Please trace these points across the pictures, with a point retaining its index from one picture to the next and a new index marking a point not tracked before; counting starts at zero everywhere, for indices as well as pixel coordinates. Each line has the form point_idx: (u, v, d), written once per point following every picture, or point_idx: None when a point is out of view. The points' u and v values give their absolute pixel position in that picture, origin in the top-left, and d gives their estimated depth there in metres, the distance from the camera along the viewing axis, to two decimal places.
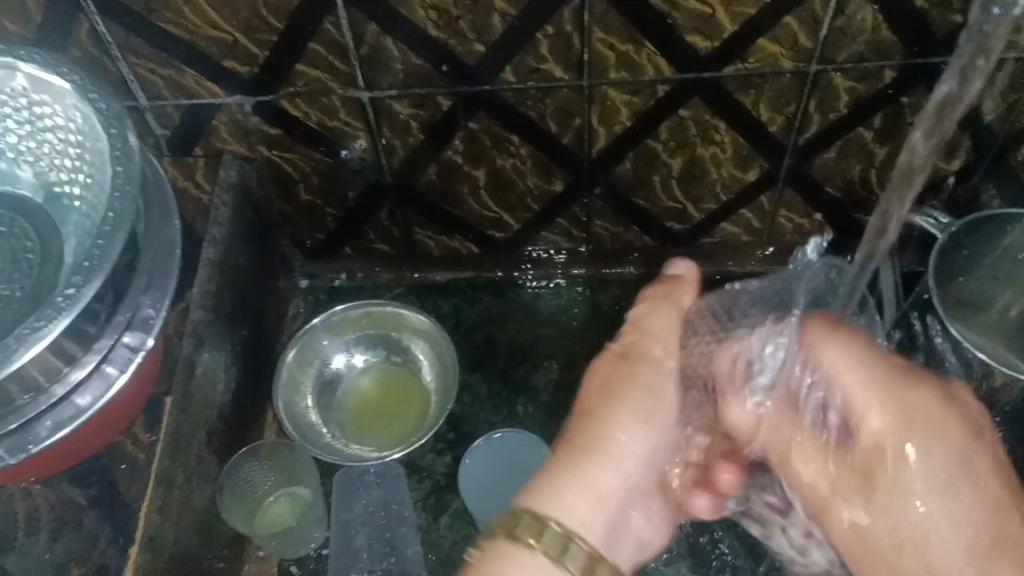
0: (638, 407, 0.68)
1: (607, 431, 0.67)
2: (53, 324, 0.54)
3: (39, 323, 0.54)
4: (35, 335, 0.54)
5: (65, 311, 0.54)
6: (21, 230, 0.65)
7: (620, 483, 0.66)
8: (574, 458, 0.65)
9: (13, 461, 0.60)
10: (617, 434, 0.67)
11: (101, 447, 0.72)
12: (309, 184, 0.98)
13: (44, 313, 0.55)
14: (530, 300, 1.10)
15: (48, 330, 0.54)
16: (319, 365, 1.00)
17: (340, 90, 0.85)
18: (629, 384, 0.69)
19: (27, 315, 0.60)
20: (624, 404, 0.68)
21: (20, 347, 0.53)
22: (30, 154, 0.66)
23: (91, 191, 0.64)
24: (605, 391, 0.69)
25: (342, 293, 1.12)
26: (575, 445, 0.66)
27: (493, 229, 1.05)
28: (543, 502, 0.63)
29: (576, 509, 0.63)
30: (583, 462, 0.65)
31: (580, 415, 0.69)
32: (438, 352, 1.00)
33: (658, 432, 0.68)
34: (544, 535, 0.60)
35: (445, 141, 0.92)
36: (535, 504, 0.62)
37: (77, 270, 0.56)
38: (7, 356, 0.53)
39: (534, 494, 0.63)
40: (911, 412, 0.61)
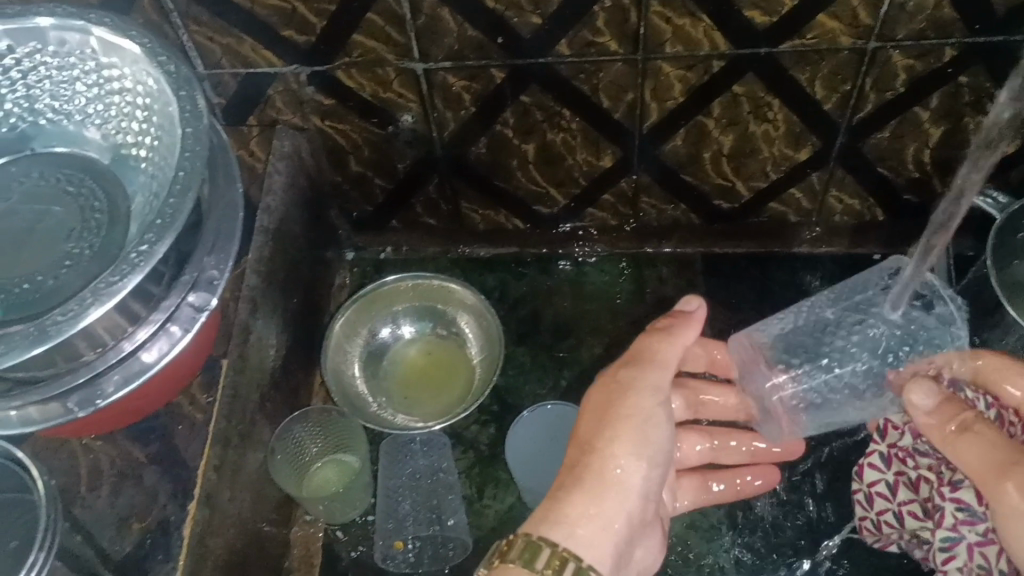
0: (639, 444, 0.66)
1: (608, 461, 0.65)
2: (130, 278, 0.55)
3: (113, 279, 0.55)
4: (110, 291, 0.55)
5: (139, 267, 0.55)
6: (89, 191, 0.66)
7: (626, 510, 0.64)
8: (577, 480, 0.64)
9: (82, 414, 0.61)
10: (617, 468, 0.65)
11: (162, 405, 0.74)
12: (359, 154, 0.99)
13: (117, 269, 0.56)
14: (574, 275, 1.10)
15: (123, 286, 0.55)
16: (366, 336, 1.01)
17: (396, 61, 0.86)
18: (625, 421, 0.66)
19: (98, 273, 0.62)
20: (622, 441, 0.66)
21: (96, 302, 0.55)
22: (97, 116, 0.67)
23: (157, 153, 0.66)
24: (600, 425, 0.66)
25: (388, 266, 1.13)
26: (574, 472, 0.65)
27: (539, 204, 1.05)
28: (546, 527, 0.60)
29: (587, 541, 0.61)
30: (586, 489, 0.63)
31: (575, 446, 0.67)
32: (483, 325, 1.00)
33: (654, 462, 0.68)
34: (555, 555, 0.57)
35: (496, 114, 0.92)
36: (542, 531, 0.60)
37: (150, 228, 0.57)
38: (82, 309, 0.54)
39: (542, 524, 0.60)
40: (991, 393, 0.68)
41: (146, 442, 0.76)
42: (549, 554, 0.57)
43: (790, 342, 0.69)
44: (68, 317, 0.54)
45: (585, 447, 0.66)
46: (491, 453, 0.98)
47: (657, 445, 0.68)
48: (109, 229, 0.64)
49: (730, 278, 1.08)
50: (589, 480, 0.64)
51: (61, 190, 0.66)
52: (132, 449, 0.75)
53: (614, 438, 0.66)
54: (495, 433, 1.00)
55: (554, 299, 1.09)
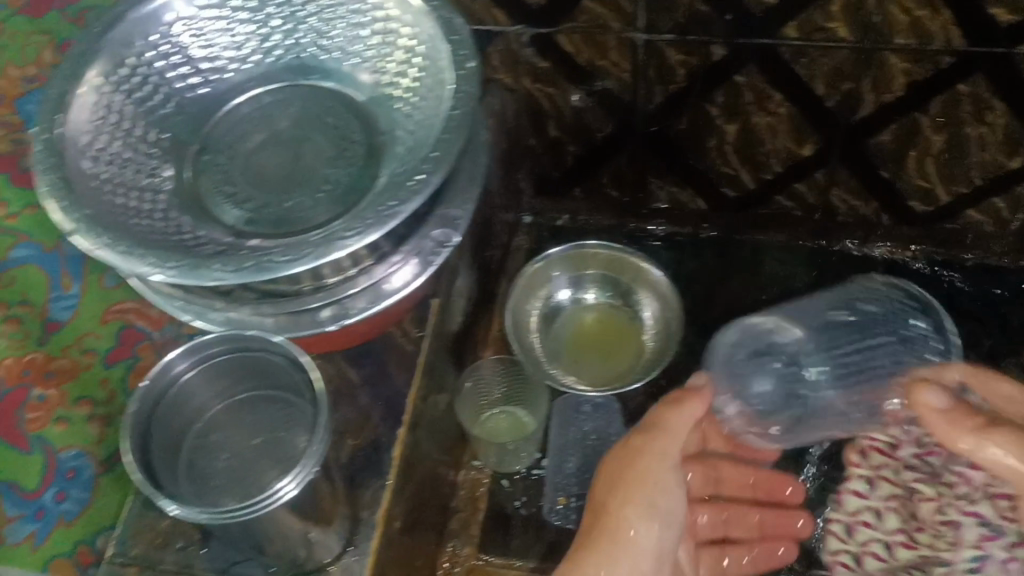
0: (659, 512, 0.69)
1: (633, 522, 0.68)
2: (408, 204, 0.57)
3: (395, 203, 0.57)
4: (390, 212, 0.57)
5: (417, 194, 0.57)
6: (347, 121, 0.70)
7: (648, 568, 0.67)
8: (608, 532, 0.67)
9: (331, 326, 0.65)
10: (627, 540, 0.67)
11: (377, 335, 0.78)
12: (560, 119, 1.01)
13: (396, 196, 0.58)
14: (752, 259, 1.09)
15: (403, 208, 0.57)
16: (547, 295, 1.04)
17: (619, 29, 0.87)
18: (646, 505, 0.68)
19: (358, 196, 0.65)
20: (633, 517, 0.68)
21: (378, 221, 0.56)
22: (357, 54, 0.71)
23: (417, 93, 0.68)
24: (617, 496, 0.68)
25: (565, 232, 1.14)
26: (586, 548, 0.67)
27: (727, 186, 1.05)
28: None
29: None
30: (588, 561, 0.66)
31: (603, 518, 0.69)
32: (663, 306, 1.01)
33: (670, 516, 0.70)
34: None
35: (708, 91, 0.93)
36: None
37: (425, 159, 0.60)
38: (366, 228, 0.56)
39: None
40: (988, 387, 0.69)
41: (361, 364, 0.78)
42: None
43: (774, 390, 0.80)
44: (354, 234, 0.56)
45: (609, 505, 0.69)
46: None
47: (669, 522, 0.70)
48: (366, 157, 0.68)
49: (915, 282, 1.06)
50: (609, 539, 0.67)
51: (319, 120, 0.70)
52: (348, 370, 0.78)
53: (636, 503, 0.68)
54: None
55: (729, 281, 1.08)
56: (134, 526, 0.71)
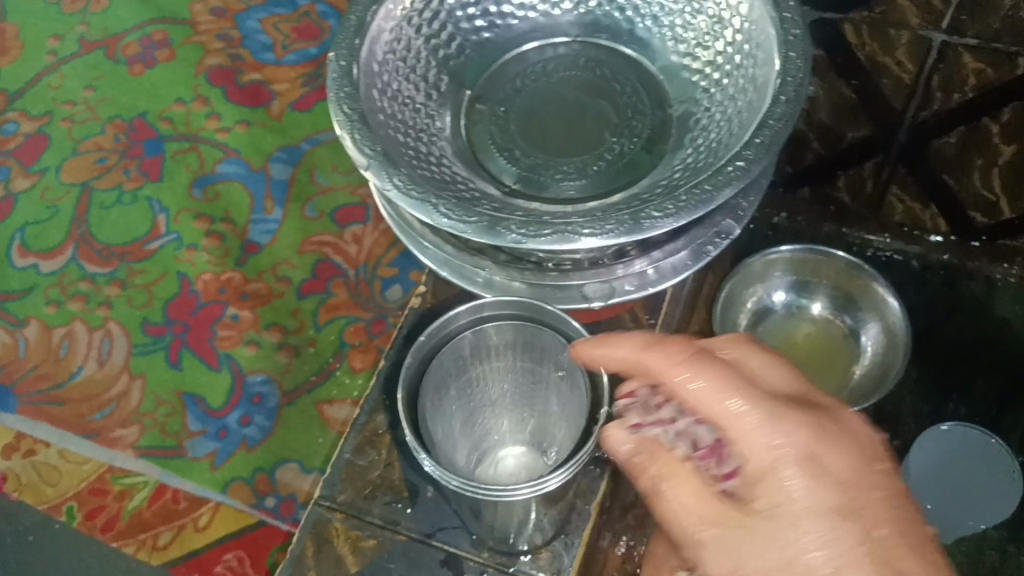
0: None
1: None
2: (725, 190, 0.51)
3: (710, 189, 0.51)
4: (705, 198, 0.51)
5: (736, 182, 0.51)
6: (633, 93, 0.64)
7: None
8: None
9: (598, 305, 0.59)
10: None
11: (609, 315, 0.73)
12: (813, 116, 0.95)
13: (708, 180, 0.52)
14: (981, 296, 0.96)
15: (722, 195, 0.51)
16: (760, 295, 0.94)
17: (918, 26, 0.81)
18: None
19: (644, 176, 0.60)
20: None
21: (692, 205, 0.50)
22: (652, 18, 0.65)
23: (719, 71, 0.62)
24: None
25: (779, 232, 0.99)
26: None
27: (979, 213, 0.95)
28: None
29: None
30: None
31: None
32: (890, 338, 0.89)
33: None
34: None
35: (996, 109, 0.84)
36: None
37: (747, 144, 0.52)
38: (677, 214, 0.50)
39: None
40: (829, 426, 0.43)
41: None
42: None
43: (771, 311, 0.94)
44: (664, 215, 0.50)
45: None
46: None
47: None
48: (654, 133, 0.62)
49: None
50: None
51: (606, 83, 0.65)
52: None
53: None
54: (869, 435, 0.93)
55: (957, 317, 0.95)
56: (345, 471, 0.69)
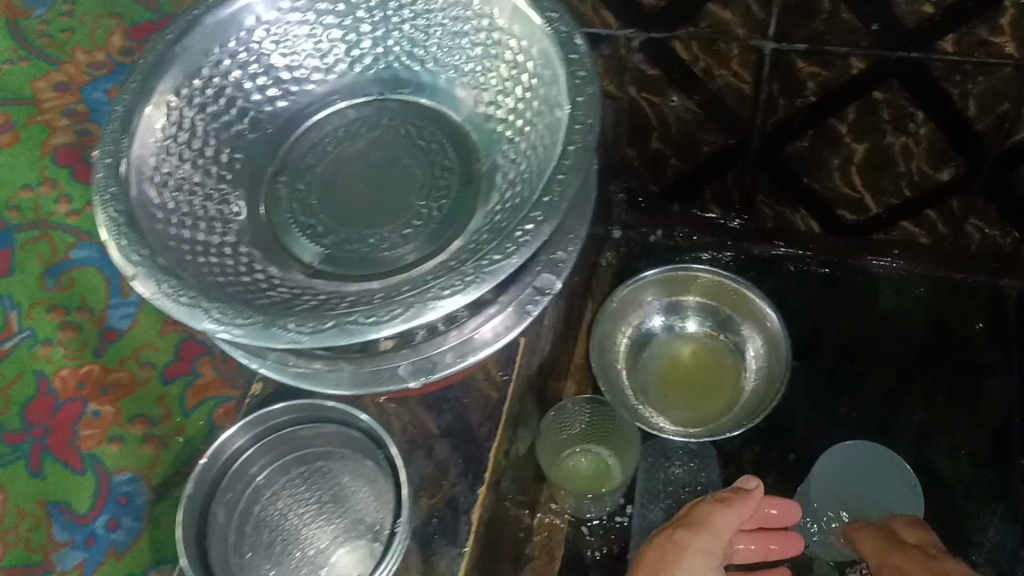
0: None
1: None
2: (513, 258, 0.47)
3: (497, 257, 0.48)
4: (491, 268, 0.47)
5: (525, 247, 0.48)
6: (439, 146, 0.61)
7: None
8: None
9: (413, 384, 0.56)
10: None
11: (458, 378, 0.70)
12: (665, 132, 0.91)
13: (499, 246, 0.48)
14: (866, 293, 1.00)
15: (508, 265, 0.47)
16: (637, 323, 0.95)
17: (744, 37, 0.77)
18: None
19: (452, 238, 0.56)
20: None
21: (478, 278, 0.47)
22: (453, 67, 0.63)
23: (522, 116, 0.59)
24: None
25: (656, 251, 1.05)
26: None
27: (847, 211, 0.95)
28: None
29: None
30: None
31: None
32: (769, 348, 0.90)
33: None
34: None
35: (839, 108, 0.82)
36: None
37: (536, 204, 0.50)
38: (462, 288, 0.47)
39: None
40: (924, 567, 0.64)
41: (439, 413, 0.69)
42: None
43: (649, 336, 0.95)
44: (449, 290, 0.47)
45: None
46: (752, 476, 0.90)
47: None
48: (461, 190, 0.59)
49: None
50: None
51: (411, 141, 0.62)
52: (425, 419, 0.69)
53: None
54: (760, 451, 0.91)
55: (838, 315, 0.98)
56: None
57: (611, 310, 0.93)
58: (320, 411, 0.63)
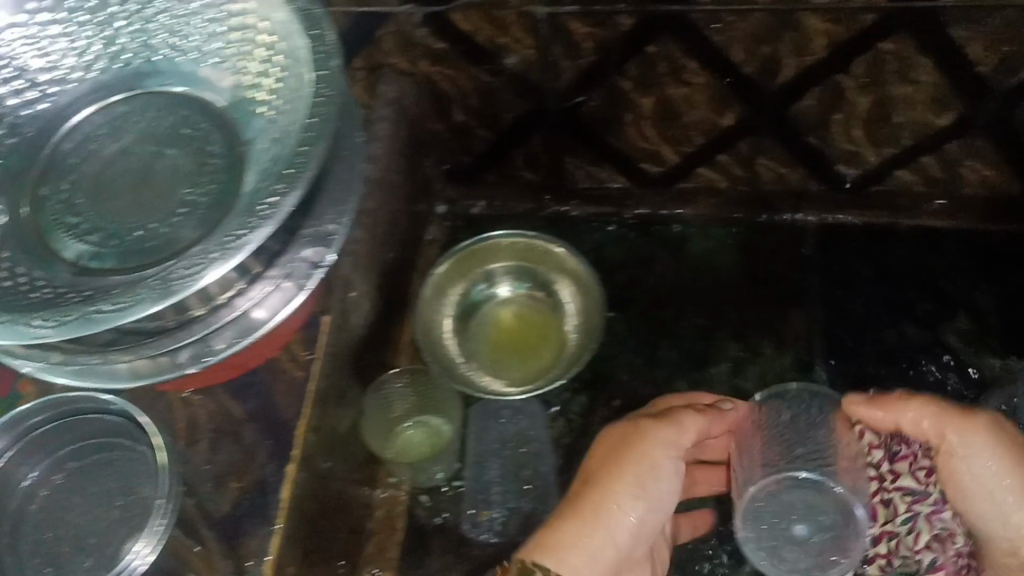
0: (619, 524, 0.63)
1: (649, 489, 0.64)
2: (259, 232, 0.51)
3: (242, 233, 0.51)
4: (233, 246, 0.51)
5: (269, 220, 0.51)
6: (204, 133, 0.61)
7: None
8: (600, 506, 0.62)
9: (191, 370, 0.59)
10: (583, 539, 0.61)
11: (263, 360, 0.72)
12: (465, 104, 0.93)
13: (246, 220, 0.52)
14: (677, 241, 1.04)
15: (247, 241, 0.51)
16: (460, 291, 0.97)
17: (518, 5, 0.80)
18: (650, 459, 0.64)
19: (213, 224, 0.57)
20: (634, 491, 0.63)
21: (219, 257, 0.51)
22: (214, 53, 0.62)
23: (281, 97, 0.60)
24: (612, 463, 0.64)
25: (480, 221, 1.07)
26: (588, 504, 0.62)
27: (647, 162, 1.00)
28: (542, 551, 0.60)
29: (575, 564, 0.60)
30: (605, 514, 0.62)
31: (605, 476, 0.63)
32: (583, 296, 0.96)
33: (653, 512, 0.65)
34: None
35: (620, 66, 0.86)
36: (541, 556, 0.60)
37: (281, 178, 0.54)
38: (210, 262, 0.51)
39: (548, 546, 0.60)
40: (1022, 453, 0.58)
41: (244, 398, 0.74)
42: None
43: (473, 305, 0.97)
44: (190, 273, 0.51)
45: (558, 536, 0.61)
46: (580, 424, 0.95)
47: (656, 506, 0.65)
48: (227, 174, 0.60)
49: (850, 248, 1.01)
50: (628, 433, 0.66)
51: (177, 133, 0.61)
52: (231, 406, 0.74)
53: (645, 450, 0.64)
54: (587, 401, 0.96)
55: (653, 264, 1.03)
56: None
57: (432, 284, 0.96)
58: (82, 405, 0.66)
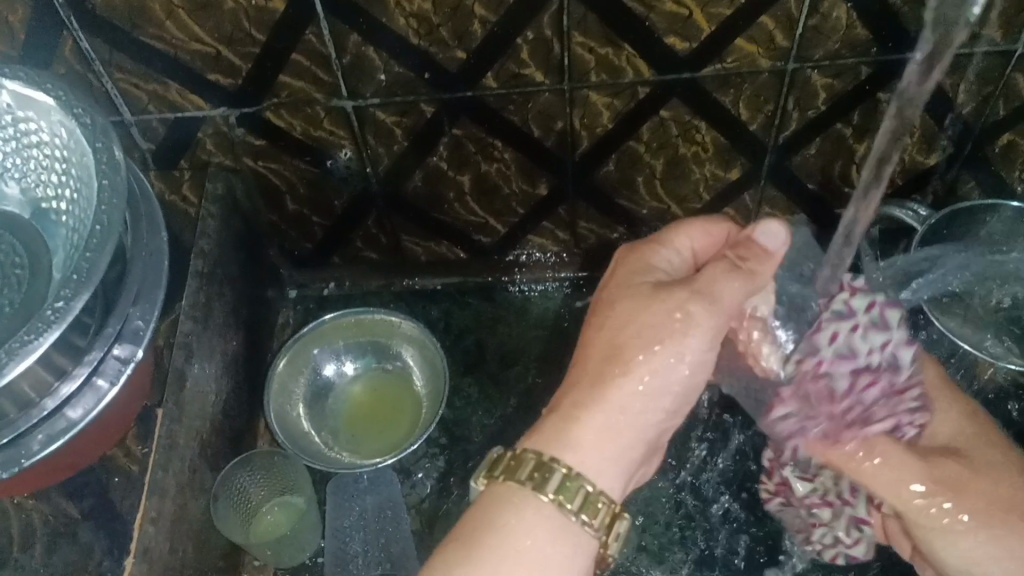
0: (644, 400, 0.59)
1: (642, 370, 0.59)
2: (46, 336, 0.56)
3: (29, 337, 0.56)
4: (25, 349, 0.56)
5: (54, 324, 0.56)
6: (9, 246, 0.68)
7: (622, 482, 0.59)
8: (584, 393, 0.58)
9: (6, 475, 0.61)
10: (602, 440, 0.58)
11: (95, 458, 0.74)
12: (296, 193, 0.99)
13: (34, 327, 0.57)
14: (520, 302, 1.10)
15: (38, 344, 0.56)
16: (309, 374, 1.00)
17: (324, 100, 0.87)
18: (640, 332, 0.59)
19: (18, 330, 0.63)
20: (627, 378, 0.59)
21: (12, 360, 0.55)
22: (17, 171, 0.70)
23: (77, 206, 0.68)
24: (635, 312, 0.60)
25: (331, 302, 1.12)
26: (593, 366, 0.60)
27: (480, 234, 1.06)
28: (559, 446, 0.57)
29: (601, 465, 0.57)
30: (606, 374, 0.59)
31: (592, 359, 0.60)
32: (427, 356, 1.00)
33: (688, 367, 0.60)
34: (559, 477, 0.55)
35: (430, 149, 0.93)
36: (546, 447, 0.57)
37: (66, 283, 0.58)
38: None
39: (558, 438, 0.57)
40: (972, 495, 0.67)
41: (81, 497, 0.76)
42: (560, 479, 0.55)
43: (318, 386, 1.00)
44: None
45: (574, 412, 0.58)
46: (438, 489, 0.97)
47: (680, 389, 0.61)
48: (30, 284, 0.66)
49: None
50: (637, 279, 0.62)
51: None
52: (68, 506, 0.76)
53: (629, 315, 0.60)
54: (443, 465, 0.99)
55: (500, 327, 1.08)
56: None
57: (281, 370, 0.98)
58: None
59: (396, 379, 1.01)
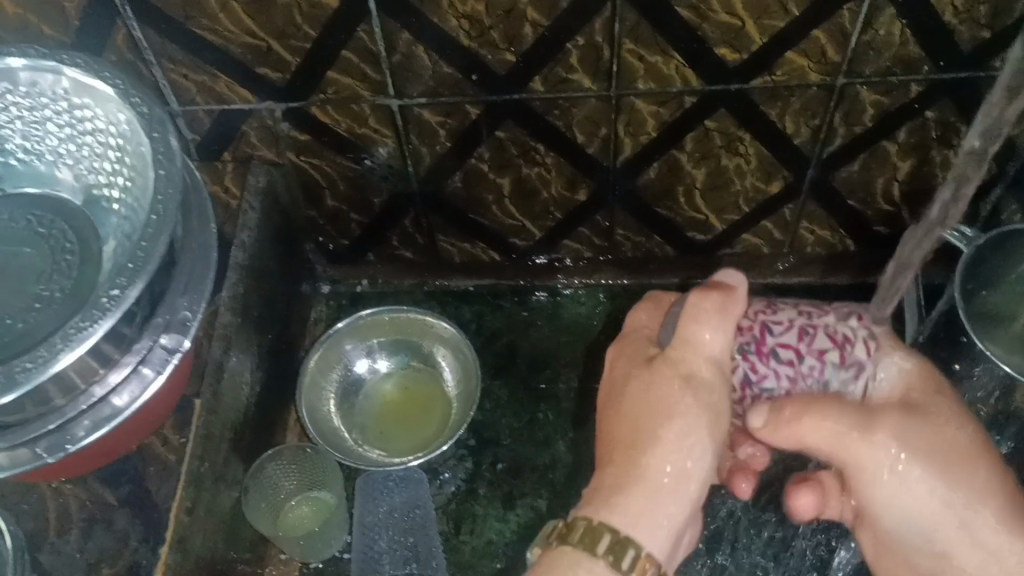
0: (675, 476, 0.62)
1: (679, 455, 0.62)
2: (100, 325, 0.56)
3: (84, 324, 0.57)
4: (80, 336, 0.56)
5: (110, 312, 0.57)
6: (60, 232, 0.69)
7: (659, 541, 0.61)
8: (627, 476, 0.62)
9: (51, 460, 0.62)
10: (639, 505, 0.61)
11: (134, 446, 0.75)
12: (335, 190, 0.99)
13: (89, 314, 0.57)
14: (552, 308, 1.10)
15: (93, 331, 0.56)
16: (342, 370, 1.00)
17: (370, 98, 0.87)
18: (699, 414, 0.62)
19: (68, 315, 0.64)
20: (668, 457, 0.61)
21: (66, 347, 0.56)
22: (70, 157, 0.70)
23: (131, 194, 0.69)
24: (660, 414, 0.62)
25: (364, 298, 1.12)
26: (631, 459, 0.62)
27: (516, 237, 1.06)
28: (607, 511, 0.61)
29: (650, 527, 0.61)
30: (643, 466, 0.62)
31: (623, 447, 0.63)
32: (460, 358, 1.00)
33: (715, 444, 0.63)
34: (615, 542, 0.59)
35: (472, 151, 0.93)
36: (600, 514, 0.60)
37: (122, 271, 0.58)
38: (53, 354, 0.56)
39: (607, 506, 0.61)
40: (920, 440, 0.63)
41: (117, 484, 0.78)
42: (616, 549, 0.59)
43: (348, 383, 1.00)
44: (36, 364, 0.55)
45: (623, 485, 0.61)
46: (466, 490, 0.97)
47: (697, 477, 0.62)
48: (80, 269, 0.67)
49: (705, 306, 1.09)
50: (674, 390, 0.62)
51: (32, 230, 0.69)
52: (104, 492, 0.77)
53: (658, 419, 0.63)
54: (472, 467, 0.99)
55: (531, 330, 1.08)
56: None
57: (318, 364, 0.98)
58: None
59: (427, 376, 1.01)
